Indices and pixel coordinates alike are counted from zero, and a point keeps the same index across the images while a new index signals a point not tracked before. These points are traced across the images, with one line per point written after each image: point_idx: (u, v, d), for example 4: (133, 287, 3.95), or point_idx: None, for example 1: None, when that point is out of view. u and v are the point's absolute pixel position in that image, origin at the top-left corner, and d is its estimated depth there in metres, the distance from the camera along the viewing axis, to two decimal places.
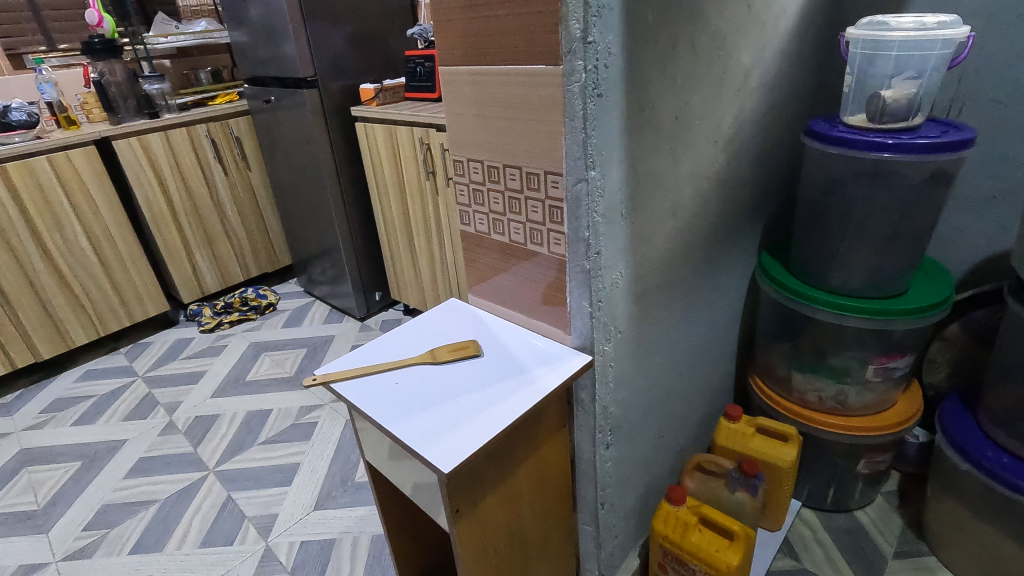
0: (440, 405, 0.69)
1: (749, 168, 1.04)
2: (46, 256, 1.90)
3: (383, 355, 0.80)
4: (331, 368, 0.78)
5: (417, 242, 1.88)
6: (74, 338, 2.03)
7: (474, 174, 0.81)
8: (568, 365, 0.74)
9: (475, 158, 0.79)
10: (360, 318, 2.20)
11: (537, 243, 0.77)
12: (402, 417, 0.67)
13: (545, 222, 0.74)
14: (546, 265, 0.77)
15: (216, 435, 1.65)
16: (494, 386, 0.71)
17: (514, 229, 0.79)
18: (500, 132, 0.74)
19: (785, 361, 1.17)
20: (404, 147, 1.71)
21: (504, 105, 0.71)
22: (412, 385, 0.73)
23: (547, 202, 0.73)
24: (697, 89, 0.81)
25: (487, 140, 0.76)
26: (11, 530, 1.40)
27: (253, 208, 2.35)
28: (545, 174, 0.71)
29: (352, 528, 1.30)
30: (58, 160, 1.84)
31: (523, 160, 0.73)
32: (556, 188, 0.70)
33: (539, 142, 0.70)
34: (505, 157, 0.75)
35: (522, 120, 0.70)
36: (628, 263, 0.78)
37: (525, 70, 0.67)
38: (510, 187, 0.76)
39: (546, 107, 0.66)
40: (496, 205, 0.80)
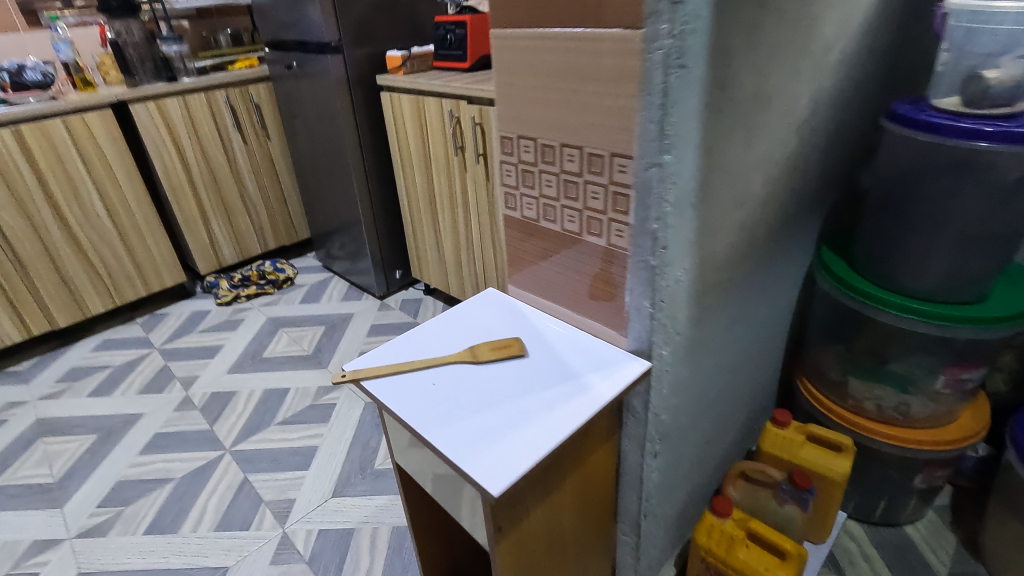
0: (482, 411, 0.62)
1: (817, 154, 0.95)
2: (62, 222, 1.85)
3: (417, 350, 0.73)
4: (361, 363, 0.71)
5: (442, 221, 1.80)
6: (90, 307, 1.99)
7: (525, 154, 0.71)
8: (624, 372, 0.66)
9: (524, 135, 0.70)
10: (379, 296, 2.14)
11: (594, 234, 0.68)
12: (441, 424, 0.61)
13: (606, 211, 0.65)
14: (603, 259, 0.69)
15: (232, 414, 1.60)
16: (542, 392, 0.64)
17: (568, 217, 0.70)
18: (554, 106, 0.64)
19: (840, 365, 1.09)
20: (432, 119, 1.62)
21: (563, 74, 0.62)
22: (450, 385, 0.66)
23: (610, 188, 0.63)
24: (778, 64, 0.72)
25: (541, 115, 0.66)
26: (26, 502, 1.37)
27: (272, 178, 2.28)
28: (611, 156, 0.61)
29: (371, 518, 1.26)
30: (73, 124, 1.78)
31: (582, 139, 0.63)
32: (623, 173, 0.61)
33: (603, 119, 0.60)
34: (560, 136, 0.65)
35: (583, 92, 0.60)
36: (693, 259, 0.70)
37: (591, 32, 0.57)
38: (565, 170, 0.67)
39: (614, 78, 0.57)
40: (548, 189, 0.70)
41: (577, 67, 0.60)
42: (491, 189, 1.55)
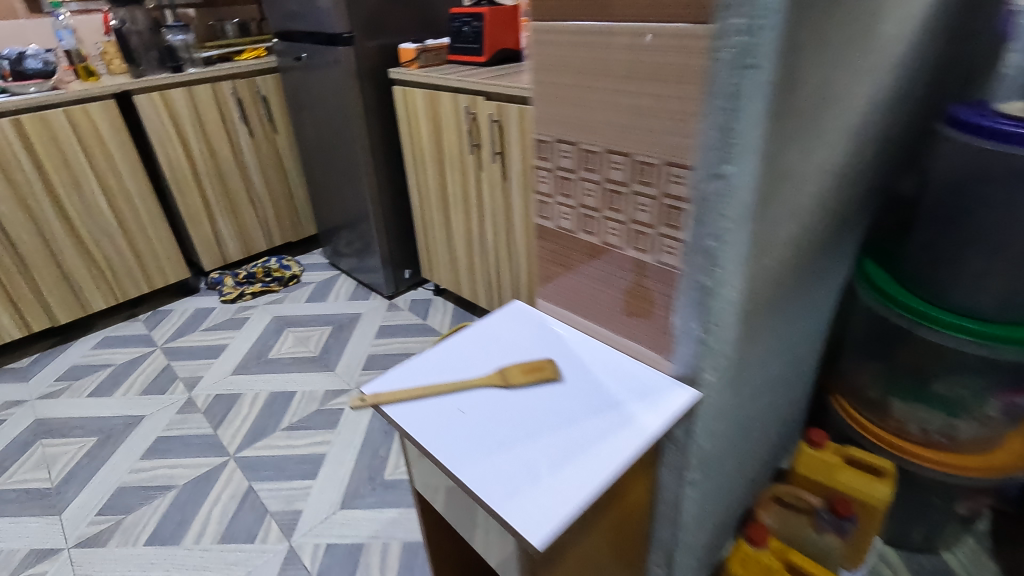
0: (516, 445, 0.56)
1: (867, 161, 0.88)
2: (63, 215, 1.79)
3: (440, 371, 0.67)
4: (381, 385, 0.66)
5: (454, 221, 1.74)
6: (91, 303, 1.94)
7: (563, 160, 0.65)
8: (669, 402, 0.60)
9: (563, 138, 0.63)
10: (388, 296, 2.09)
11: (640, 249, 0.62)
12: (471, 459, 0.55)
13: (655, 225, 0.59)
14: (648, 278, 0.63)
15: (236, 418, 1.55)
16: (581, 425, 0.58)
17: (610, 229, 0.64)
18: (600, 109, 0.58)
19: (879, 383, 1.03)
20: (446, 116, 1.56)
21: (612, 73, 0.55)
22: (479, 413, 0.61)
23: (661, 200, 0.57)
24: (842, 64, 0.65)
25: (584, 118, 0.60)
26: (23, 508, 1.33)
27: (279, 173, 2.22)
28: (664, 166, 0.55)
29: (380, 533, 1.21)
30: (75, 114, 1.72)
31: (632, 145, 0.57)
32: (678, 184, 0.55)
33: (657, 124, 0.54)
34: (605, 141, 0.59)
35: (634, 93, 0.54)
36: (745, 277, 0.64)
37: (648, 26, 0.50)
38: (609, 178, 0.61)
39: (673, 79, 0.51)
40: (588, 199, 0.64)
41: (629, 65, 0.53)
42: (507, 190, 1.48)
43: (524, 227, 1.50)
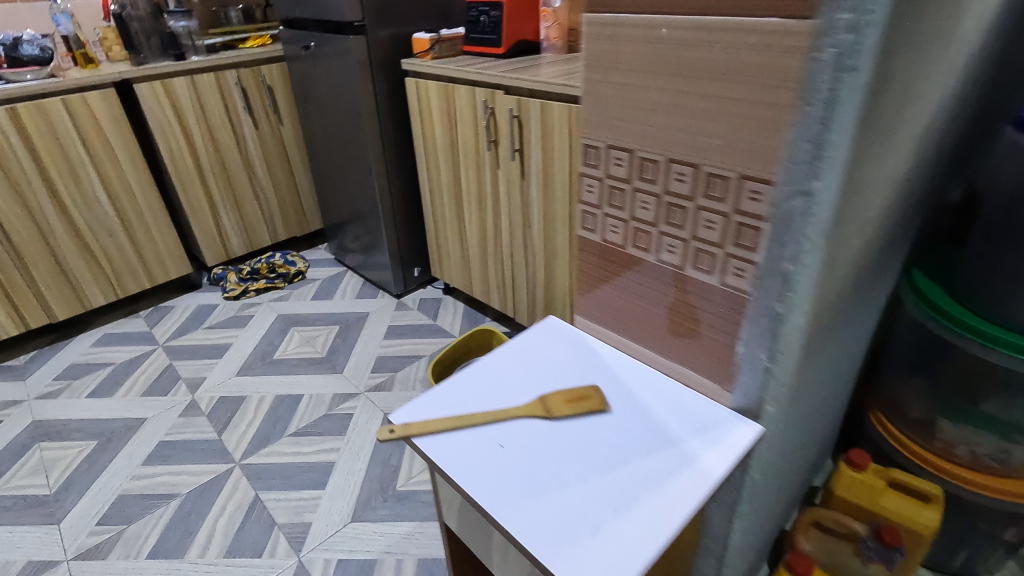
0: (566, 489, 0.52)
1: (925, 167, 0.82)
2: (61, 209, 1.73)
3: (475, 398, 0.62)
4: (412, 412, 0.61)
5: (468, 219, 1.68)
6: (90, 299, 1.88)
7: (615, 167, 0.59)
8: (731, 438, 0.55)
9: (617, 144, 0.57)
10: (396, 295, 2.02)
11: (701, 268, 0.56)
12: (518, 505, 0.50)
13: (723, 244, 0.53)
14: (710, 302, 0.57)
15: (241, 422, 1.50)
16: (636, 465, 0.53)
17: (667, 246, 0.58)
18: (665, 113, 0.51)
19: (925, 402, 0.98)
20: (462, 110, 1.49)
21: (684, 72, 0.49)
22: (522, 449, 0.56)
23: (732, 218, 0.51)
24: (924, 64, 0.59)
25: (642, 123, 0.54)
26: (20, 516, 1.27)
27: (284, 165, 2.15)
28: (739, 180, 0.49)
29: (394, 548, 1.16)
30: (74, 103, 1.65)
31: (702, 154, 0.51)
32: (754, 201, 0.49)
33: (735, 132, 0.47)
34: (669, 149, 0.53)
35: (710, 95, 0.48)
36: (815, 299, 0.58)
37: (733, 19, 0.44)
38: (669, 190, 0.55)
39: (761, 80, 0.44)
40: (643, 212, 0.58)
41: (705, 63, 0.47)
42: (526, 188, 1.42)
43: (542, 228, 1.44)
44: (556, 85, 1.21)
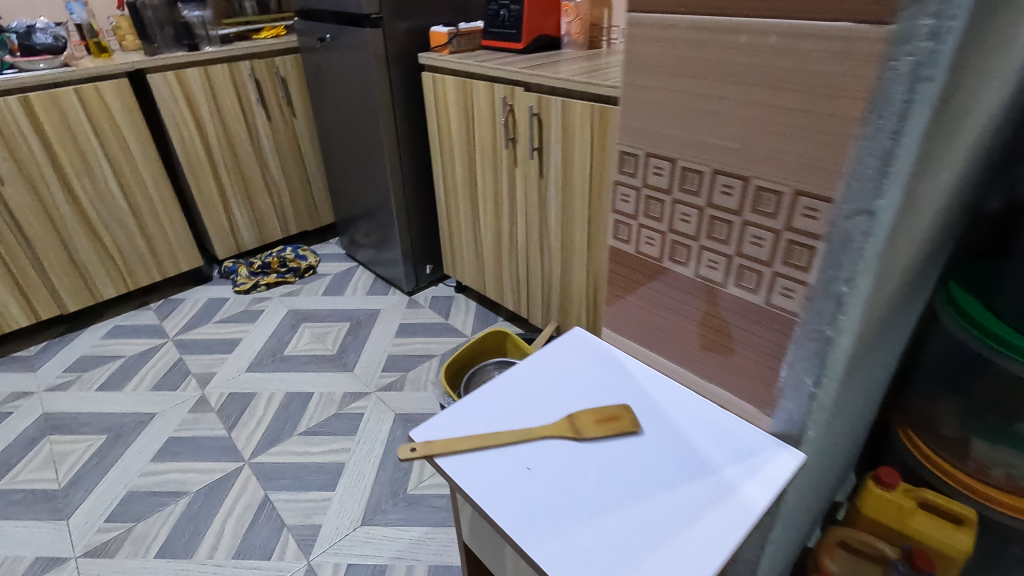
0: (597, 519, 0.49)
1: (972, 176, 0.78)
2: (73, 200, 1.71)
3: (499, 415, 0.60)
4: (434, 430, 0.59)
5: (483, 217, 1.65)
6: (101, 291, 1.87)
7: (655, 177, 0.58)
8: (771, 469, 0.53)
9: (661, 154, 0.56)
10: (407, 292, 2.00)
11: (745, 287, 0.55)
12: (548, 535, 0.48)
13: (771, 263, 0.52)
14: (752, 320, 0.56)
15: (251, 419, 1.48)
16: (671, 495, 0.51)
17: (708, 261, 0.57)
18: (723, 122, 0.49)
19: (958, 420, 0.94)
20: (480, 106, 1.45)
21: (745, 79, 0.46)
22: (549, 473, 0.53)
23: (783, 235, 0.50)
24: (988, 71, 0.55)
25: (691, 131, 0.52)
26: (29, 511, 1.27)
27: (296, 158, 2.13)
28: (792, 196, 0.47)
29: (405, 553, 1.14)
30: (86, 93, 1.63)
31: (757, 168, 0.49)
32: (810, 218, 0.47)
33: (799, 144, 0.45)
34: (721, 161, 0.51)
35: (774, 105, 0.45)
36: (865, 320, 0.55)
37: (803, 24, 0.41)
38: (714, 203, 0.54)
39: (832, 91, 0.42)
40: (683, 225, 0.57)
41: (770, 70, 0.44)
42: (544, 188, 1.39)
43: (559, 229, 1.41)
44: (578, 83, 1.17)
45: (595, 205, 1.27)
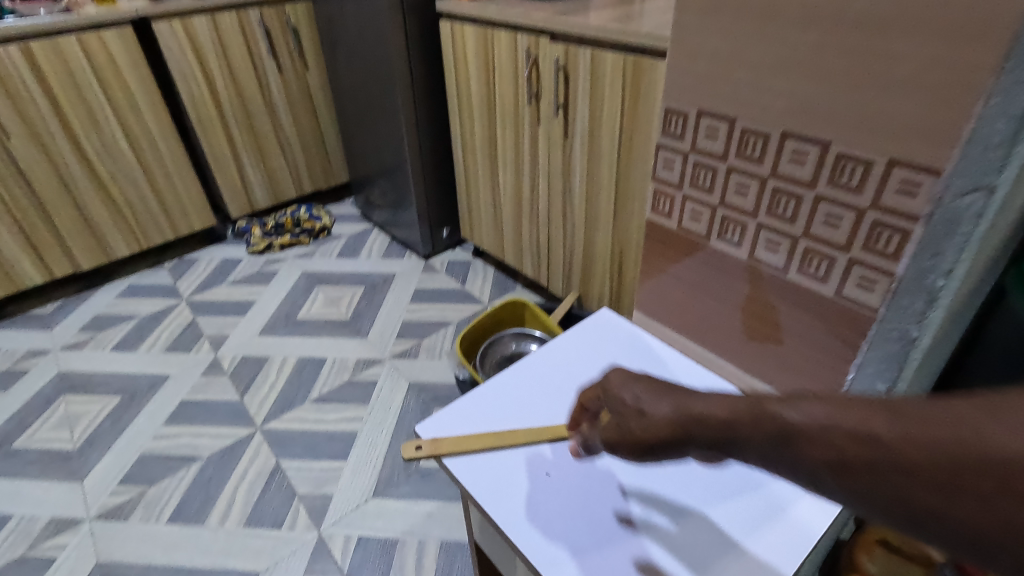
0: (612, 543, 0.52)
1: None
2: (81, 155, 1.66)
3: (520, 415, 0.64)
4: (447, 428, 0.62)
5: (502, 178, 1.55)
6: (114, 249, 1.84)
7: (709, 138, 0.60)
8: (786, 507, 0.54)
9: (716, 113, 0.58)
10: (423, 256, 1.93)
11: (808, 271, 0.58)
12: (554, 547, 0.51)
13: (849, 247, 0.53)
14: (816, 308, 0.59)
15: (263, 384, 1.46)
16: (683, 521, 0.53)
17: (765, 239, 0.60)
18: (825, 77, 0.48)
19: None
20: (502, 58, 1.34)
21: (842, 20, 0.45)
22: (566, 485, 0.56)
23: (866, 215, 0.50)
24: None
25: (777, 78, 0.51)
26: (44, 471, 1.27)
27: (309, 115, 2.05)
28: (886, 166, 0.47)
29: (416, 529, 1.11)
30: (89, 42, 1.55)
31: (855, 138, 0.48)
32: (902, 193, 0.47)
33: (913, 102, 0.43)
34: (808, 129, 0.51)
35: (892, 56, 0.43)
36: (959, 307, 0.56)
37: None
38: (780, 172, 0.55)
39: (964, 41, 0.39)
40: (740, 198, 0.60)
41: (890, 13, 0.42)
42: (569, 149, 1.29)
43: (584, 193, 1.31)
44: (611, 32, 1.05)
45: (624, 168, 1.18)
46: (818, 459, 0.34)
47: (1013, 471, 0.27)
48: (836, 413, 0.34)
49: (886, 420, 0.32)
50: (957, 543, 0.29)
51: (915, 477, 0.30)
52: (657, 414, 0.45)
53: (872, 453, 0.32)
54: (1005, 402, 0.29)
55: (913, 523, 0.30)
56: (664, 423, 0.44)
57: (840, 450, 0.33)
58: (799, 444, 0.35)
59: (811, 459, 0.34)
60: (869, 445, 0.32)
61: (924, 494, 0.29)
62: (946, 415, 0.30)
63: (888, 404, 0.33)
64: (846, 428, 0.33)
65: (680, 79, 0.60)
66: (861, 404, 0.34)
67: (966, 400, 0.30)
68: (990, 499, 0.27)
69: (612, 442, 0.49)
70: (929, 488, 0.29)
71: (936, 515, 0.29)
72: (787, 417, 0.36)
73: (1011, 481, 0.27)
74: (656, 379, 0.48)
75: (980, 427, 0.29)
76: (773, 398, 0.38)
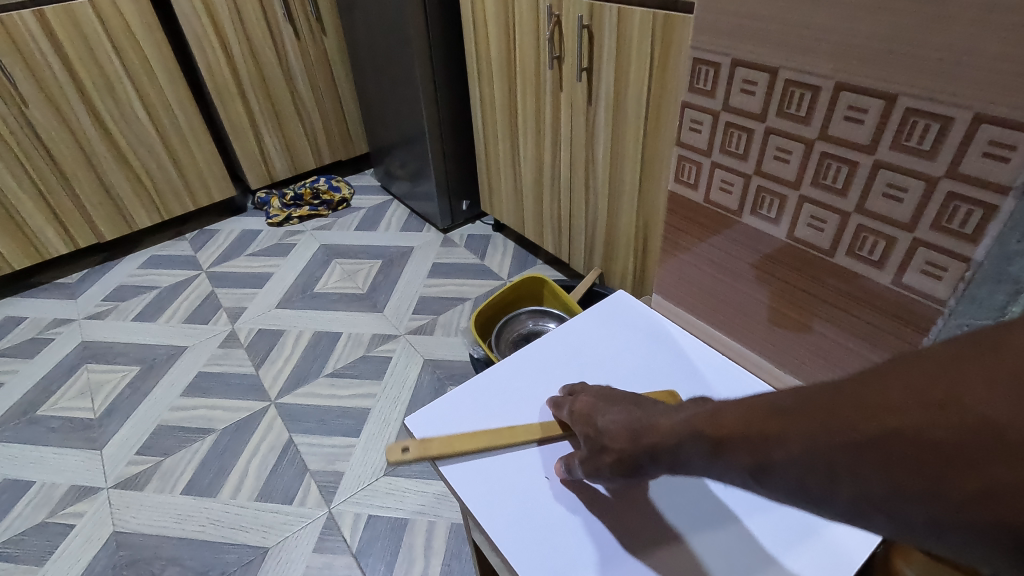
0: (624, 559, 0.47)
1: None
2: (99, 124, 1.65)
3: (518, 413, 0.59)
4: (436, 427, 0.58)
5: (523, 148, 1.48)
6: (135, 219, 1.85)
7: (748, 95, 0.53)
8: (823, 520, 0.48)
9: (755, 63, 0.51)
10: (442, 229, 1.89)
11: (861, 253, 0.50)
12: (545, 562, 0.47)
13: (914, 227, 0.46)
14: (869, 296, 0.52)
15: (279, 357, 1.44)
16: (705, 536, 0.48)
17: (808, 216, 0.53)
18: (895, 13, 0.40)
19: None
20: (523, 18, 1.25)
21: None
22: (570, 492, 0.52)
23: (941, 187, 0.43)
24: None
25: (831, 20, 0.44)
26: (66, 439, 1.29)
27: (328, 82, 1.99)
28: (971, 122, 0.39)
29: (426, 509, 1.09)
30: (104, 7, 1.53)
31: (933, 87, 0.40)
32: (990, 158, 0.39)
33: (1011, 38, 0.35)
34: (870, 81, 0.44)
35: None
36: None
37: None
38: (831, 134, 0.48)
39: None
40: (779, 167, 0.53)
41: None
42: (593, 116, 1.20)
43: (608, 163, 1.23)
44: None
45: (651, 136, 1.09)
46: (738, 466, 0.35)
47: (878, 445, 0.29)
48: (738, 418, 0.35)
49: (779, 420, 0.33)
50: (854, 517, 0.30)
51: (807, 465, 0.31)
52: (614, 448, 0.45)
53: (776, 452, 0.33)
54: (860, 380, 0.31)
55: (818, 508, 0.32)
56: (623, 446, 0.45)
57: (750, 455, 0.34)
58: (719, 453, 0.36)
59: (734, 467, 0.35)
60: (770, 446, 0.33)
61: (819, 481, 0.31)
62: (816, 405, 0.32)
63: (776, 402, 0.34)
64: (749, 432, 0.34)
65: (717, 25, 0.53)
66: (758, 408, 0.35)
67: (831, 385, 0.33)
68: (866, 472, 0.29)
69: (592, 474, 0.48)
70: (821, 475, 0.31)
71: (831, 498, 0.30)
72: (704, 430, 0.37)
73: (878, 452, 0.29)
74: (621, 406, 0.49)
75: (846, 411, 0.30)
76: (694, 417, 0.39)
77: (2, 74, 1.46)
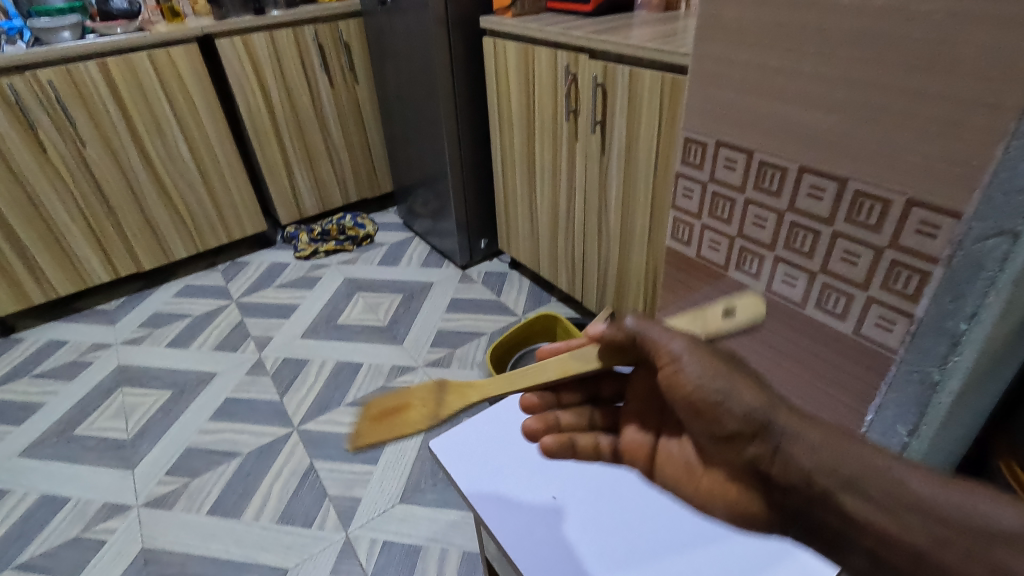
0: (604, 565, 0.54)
1: None
2: (147, 162, 1.78)
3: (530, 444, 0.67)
4: (456, 463, 0.65)
5: (539, 192, 1.57)
6: (173, 250, 1.96)
7: (729, 170, 0.63)
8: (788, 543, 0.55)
9: (735, 145, 0.61)
10: (461, 266, 1.97)
11: (828, 308, 0.59)
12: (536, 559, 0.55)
13: (867, 285, 0.55)
14: (836, 344, 0.60)
15: (302, 386, 1.51)
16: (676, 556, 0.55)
17: (783, 273, 0.62)
18: (852, 111, 0.48)
19: None
20: (541, 75, 1.36)
21: (866, 59, 0.46)
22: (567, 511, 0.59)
23: (886, 253, 0.52)
24: None
25: (805, 113, 0.52)
26: (101, 458, 1.36)
27: (357, 126, 2.12)
28: (905, 205, 0.48)
29: (439, 536, 1.13)
30: (159, 58, 1.67)
31: (877, 176, 0.49)
32: (926, 226, 0.48)
33: (941, 138, 0.44)
34: (827, 165, 0.53)
35: (914, 93, 0.44)
36: None
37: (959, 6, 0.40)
38: (798, 207, 0.57)
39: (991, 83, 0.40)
40: (756, 231, 0.63)
41: (914, 55, 0.43)
42: (605, 165, 1.29)
43: (619, 210, 1.31)
44: (649, 51, 1.04)
45: (659, 187, 1.17)
46: None
47: None
48: None
49: None
50: None
51: None
52: None
53: None
54: None
55: None
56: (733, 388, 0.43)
57: None
58: None
59: None
60: None
61: None
62: None
63: None
64: None
65: (710, 108, 0.62)
66: None
67: None
68: None
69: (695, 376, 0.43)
70: None
71: None
72: None
73: None
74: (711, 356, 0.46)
75: None
76: None
77: (64, 116, 1.60)
